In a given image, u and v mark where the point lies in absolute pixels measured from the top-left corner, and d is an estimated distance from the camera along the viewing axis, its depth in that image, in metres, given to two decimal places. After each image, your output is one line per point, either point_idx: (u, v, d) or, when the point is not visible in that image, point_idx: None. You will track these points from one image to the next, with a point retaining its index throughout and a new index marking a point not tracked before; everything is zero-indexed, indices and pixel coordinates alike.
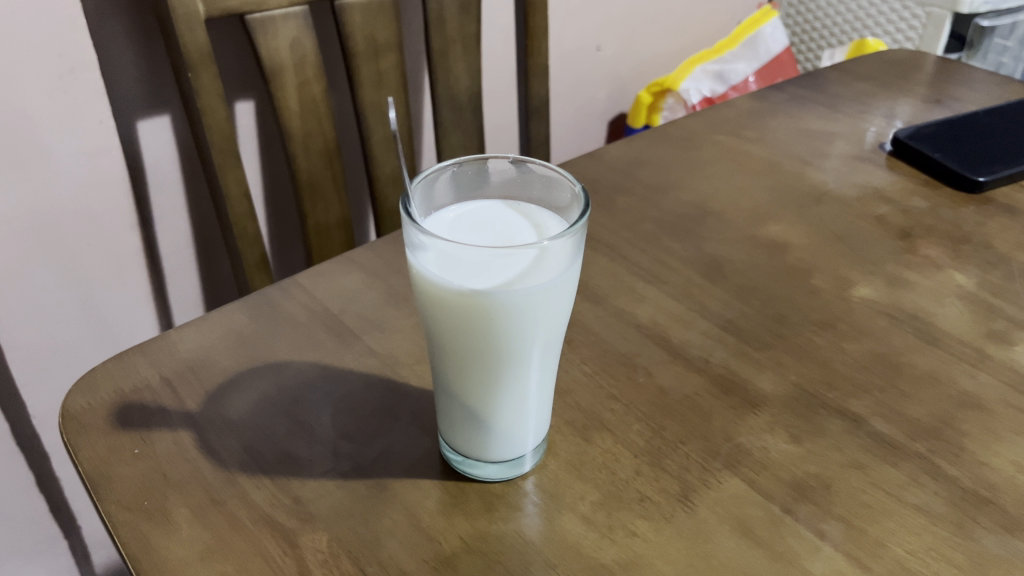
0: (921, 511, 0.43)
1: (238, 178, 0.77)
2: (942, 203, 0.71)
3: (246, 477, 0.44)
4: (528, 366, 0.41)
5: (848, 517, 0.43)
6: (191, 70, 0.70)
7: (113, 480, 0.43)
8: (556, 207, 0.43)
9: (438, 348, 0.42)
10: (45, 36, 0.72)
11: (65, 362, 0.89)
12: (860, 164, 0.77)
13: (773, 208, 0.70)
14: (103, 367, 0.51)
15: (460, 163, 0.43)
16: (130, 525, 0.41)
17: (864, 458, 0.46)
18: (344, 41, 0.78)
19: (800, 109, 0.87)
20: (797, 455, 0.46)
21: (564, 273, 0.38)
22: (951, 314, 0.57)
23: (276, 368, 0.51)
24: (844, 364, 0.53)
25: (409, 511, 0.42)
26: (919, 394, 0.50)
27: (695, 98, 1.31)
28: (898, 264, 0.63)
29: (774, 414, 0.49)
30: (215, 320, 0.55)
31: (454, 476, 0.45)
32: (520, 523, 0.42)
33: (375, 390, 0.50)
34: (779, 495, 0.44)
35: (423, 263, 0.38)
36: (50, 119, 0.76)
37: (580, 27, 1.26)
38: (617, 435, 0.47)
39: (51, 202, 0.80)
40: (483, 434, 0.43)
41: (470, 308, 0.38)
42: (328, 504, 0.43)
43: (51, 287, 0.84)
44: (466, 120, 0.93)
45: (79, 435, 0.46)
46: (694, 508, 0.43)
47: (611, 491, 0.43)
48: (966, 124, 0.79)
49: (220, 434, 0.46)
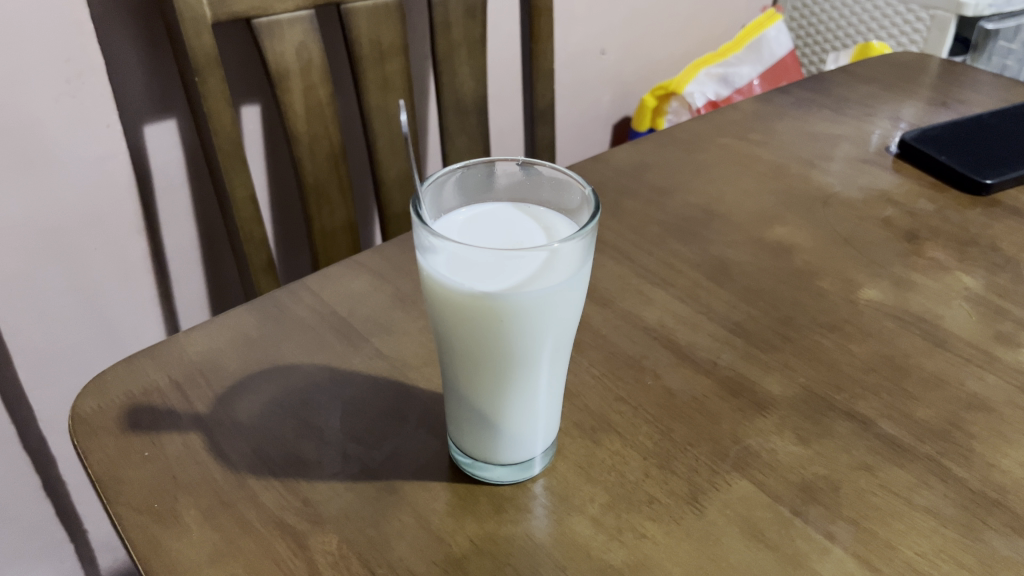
0: (930, 513, 0.43)
1: (244, 181, 0.78)
2: (948, 205, 0.71)
3: (255, 480, 0.44)
4: (538, 369, 0.42)
5: (856, 518, 0.43)
6: (198, 75, 0.71)
7: (123, 483, 0.43)
8: (565, 210, 0.43)
9: (448, 351, 0.42)
10: (52, 41, 0.73)
11: (71, 365, 0.90)
12: (866, 166, 0.77)
13: (779, 210, 0.70)
14: (113, 370, 0.51)
15: (469, 165, 0.43)
16: (140, 528, 0.41)
17: (872, 459, 0.46)
18: (350, 46, 0.79)
19: (804, 112, 0.87)
20: (805, 457, 0.46)
21: (574, 276, 0.39)
22: (960, 316, 0.57)
23: (284, 371, 0.52)
24: (851, 366, 0.53)
25: (419, 514, 0.42)
26: (927, 396, 0.50)
27: (700, 101, 1.32)
28: (905, 266, 0.63)
29: (782, 416, 0.49)
30: (223, 323, 0.55)
31: (464, 478, 0.45)
32: (530, 525, 0.42)
33: (384, 392, 0.50)
34: (787, 496, 0.44)
35: (434, 265, 0.38)
36: (57, 124, 0.77)
37: (584, 31, 1.27)
38: (625, 437, 0.47)
39: (58, 207, 0.81)
40: (492, 437, 0.43)
41: (480, 310, 0.38)
42: (337, 506, 0.43)
43: (58, 290, 0.85)
44: (471, 123, 0.93)
45: (88, 437, 0.46)
46: (704, 511, 0.43)
47: (620, 493, 0.44)
48: (972, 126, 0.80)
49: (229, 436, 0.47)
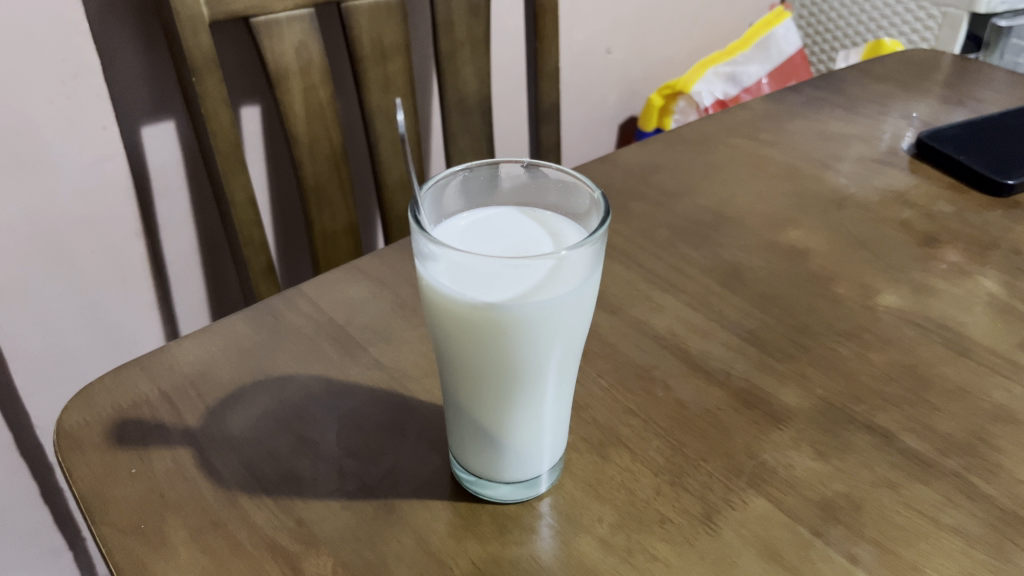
0: (957, 533, 0.41)
1: (243, 184, 0.76)
2: (967, 207, 0.68)
3: (247, 498, 0.42)
4: (544, 382, 0.39)
5: (880, 539, 0.40)
6: (195, 75, 0.69)
7: (109, 502, 0.41)
8: (572, 214, 0.41)
9: (449, 364, 0.40)
10: (46, 39, 0.71)
11: (68, 372, 0.88)
12: (880, 167, 0.75)
13: (792, 213, 0.68)
14: (101, 382, 0.49)
15: (471, 167, 0.41)
16: (126, 550, 0.39)
17: (894, 476, 0.44)
18: (351, 45, 0.77)
19: (816, 111, 0.85)
20: (824, 473, 0.44)
21: (582, 285, 0.37)
22: (982, 323, 0.55)
23: (279, 382, 0.50)
24: (870, 376, 0.50)
25: (419, 534, 0.40)
26: (951, 408, 0.48)
27: (707, 100, 1.29)
28: (924, 271, 0.60)
29: (800, 429, 0.47)
30: (217, 331, 0.53)
31: (466, 496, 0.43)
32: (535, 547, 0.40)
33: (382, 405, 0.48)
34: (807, 516, 0.41)
35: (433, 273, 0.36)
36: (51, 124, 0.75)
37: (590, 30, 1.25)
38: (635, 452, 0.45)
39: (53, 210, 0.79)
40: (495, 453, 0.41)
41: (483, 322, 0.36)
42: (333, 527, 0.41)
43: (53, 295, 0.83)
44: (474, 124, 0.91)
45: (74, 452, 0.44)
46: (719, 531, 0.40)
47: (630, 512, 0.41)
48: (990, 125, 0.77)
49: (221, 451, 0.45)
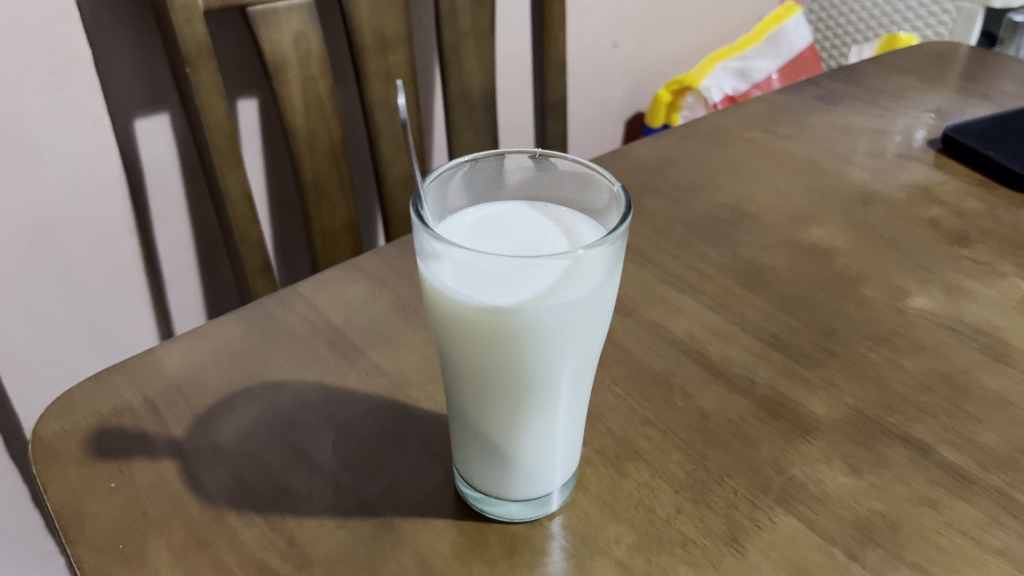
0: (1004, 556, 0.37)
1: (239, 178, 0.73)
2: (998, 204, 0.65)
3: (235, 515, 0.39)
4: (557, 393, 0.36)
5: (921, 563, 0.37)
6: (189, 65, 0.65)
7: (85, 518, 0.38)
8: (588, 209, 0.38)
9: (453, 372, 0.36)
10: (36, 28, 0.68)
11: (58, 372, 0.85)
12: (905, 162, 0.71)
13: (815, 210, 0.64)
14: (81, 388, 0.46)
15: (478, 158, 0.38)
16: (102, 572, 0.36)
17: (935, 494, 0.40)
18: (351, 35, 0.73)
19: (836, 104, 0.82)
20: (858, 489, 0.41)
21: (601, 286, 0.33)
22: (1020, 327, 0.52)
23: (272, 388, 0.46)
24: (905, 384, 0.47)
25: (421, 556, 0.37)
26: (990, 419, 0.45)
27: (716, 96, 1.26)
28: (957, 272, 0.57)
29: (829, 442, 0.44)
30: (207, 334, 0.50)
31: (471, 514, 0.39)
32: (546, 572, 0.36)
33: (382, 414, 0.45)
34: (841, 537, 0.38)
35: (438, 274, 0.33)
36: (41, 117, 0.72)
37: (597, 23, 1.21)
38: (654, 466, 0.42)
39: (43, 205, 0.76)
40: (503, 467, 0.38)
41: (492, 327, 0.33)
42: (328, 547, 0.37)
43: (42, 293, 0.80)
44: (478, 117, 0.88)
45: (49, 464, 0.41)
46: (746, 553, 0.37)
47: (649, 532, 0.38)
48: (1018, 119, 0.74)
49: (208, 464, 0.41)
